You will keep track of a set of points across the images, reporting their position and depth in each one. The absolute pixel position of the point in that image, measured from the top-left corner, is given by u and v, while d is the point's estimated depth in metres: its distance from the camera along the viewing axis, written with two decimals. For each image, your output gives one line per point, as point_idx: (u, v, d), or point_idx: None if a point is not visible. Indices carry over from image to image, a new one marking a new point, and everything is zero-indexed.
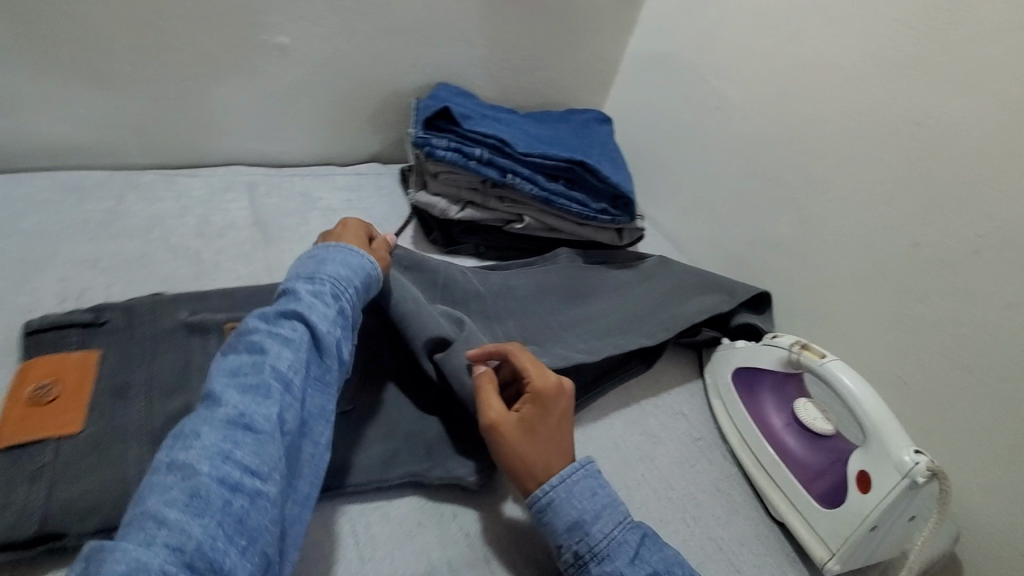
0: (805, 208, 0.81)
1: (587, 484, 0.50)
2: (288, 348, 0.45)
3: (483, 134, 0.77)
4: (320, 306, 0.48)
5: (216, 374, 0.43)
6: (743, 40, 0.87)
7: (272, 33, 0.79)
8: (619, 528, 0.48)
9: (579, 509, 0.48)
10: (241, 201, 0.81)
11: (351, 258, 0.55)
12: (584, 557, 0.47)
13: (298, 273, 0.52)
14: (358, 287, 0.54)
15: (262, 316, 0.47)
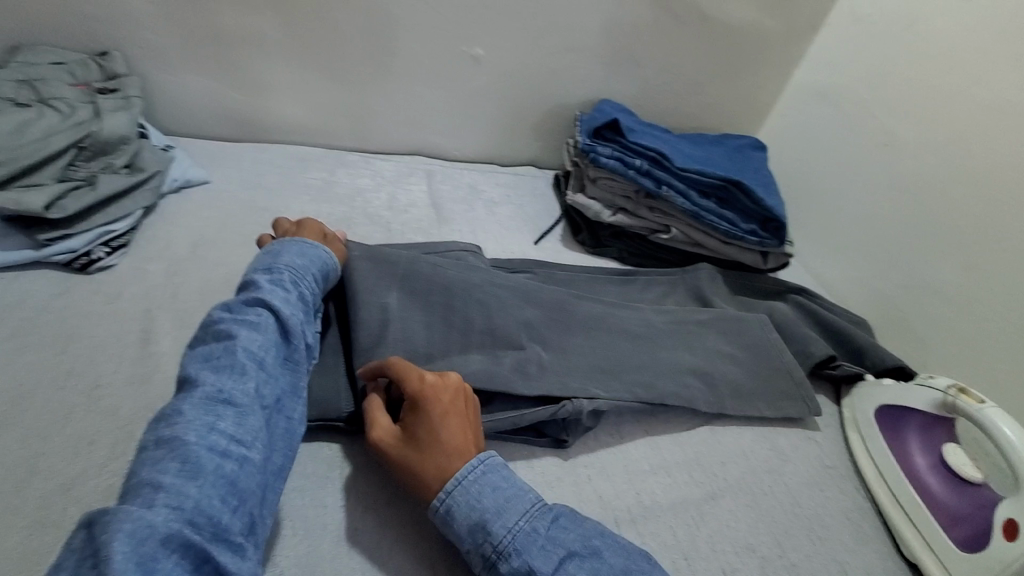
0: (978, 258, 0.77)
1: (479, 482, 0.48)
2: (257, 330, 0.50)
3: (645, 147, 0.83)
4: (280, 293, 0.54)
5: (188, 362, 0.47)
6: (926, 79, 0.85)
7: (469, 45, 0.93)
8: (525, 517, 0.47)
9: (473, 509, 0.47)
10: (421, 185, 0.95)
11: (301, 248, 0.61)
12: (495, 556, 0.45)
13: (258, 268, 0.57)
14: (315, 276, 0.59)
15: (227, 308, 0.51)
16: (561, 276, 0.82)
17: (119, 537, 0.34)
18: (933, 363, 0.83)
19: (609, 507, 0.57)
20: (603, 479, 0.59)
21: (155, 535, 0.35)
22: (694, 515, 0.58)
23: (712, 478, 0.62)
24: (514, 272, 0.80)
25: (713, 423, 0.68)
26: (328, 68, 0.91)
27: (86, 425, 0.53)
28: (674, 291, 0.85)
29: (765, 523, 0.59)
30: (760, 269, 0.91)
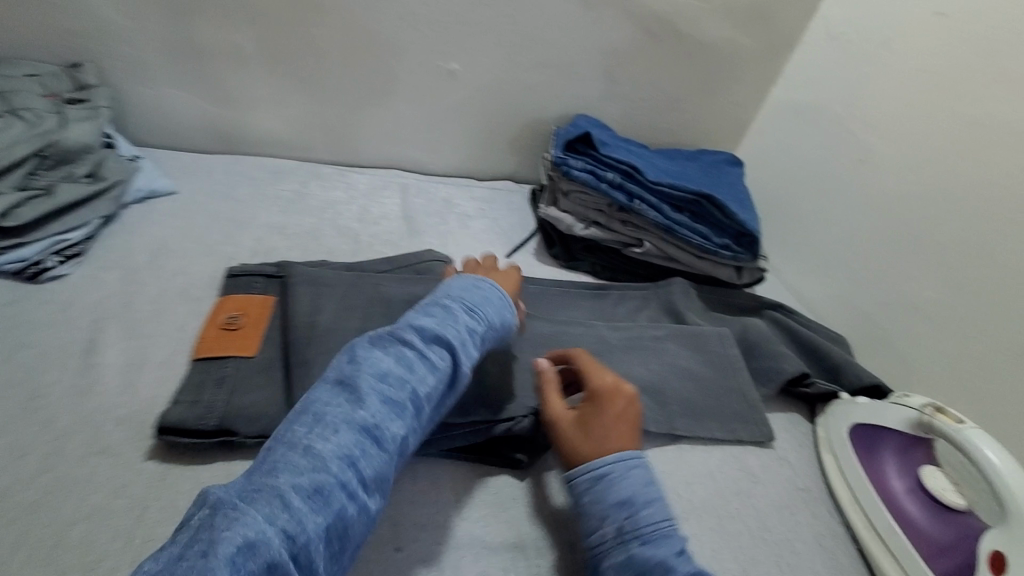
0: (955, 274, 0.76)
1: (645, 476, 0.51)
2: (432, 375, 0.48)
3: (618, 160, 0.83)
4: (469, 345, 0.52)
5: (363, 370, 0.46)
6: (902, 95, 0.84)
7: (446, 60, 0.93)
8: (669, 521, 0.49)
9: (636, 491, 0.49)
10: (395, 198, 0.94)
11: (503, 305, 0.58)
12: (627, 533, 0.47)
13: (461, 301, 0.55)
14: (495, 333, 0.56)
15: (418, 333, 0.50)
16: (531, 290, 0.80)
17: (230, 543, 0.35)
18: (910, 382, 0.81)
19: (568, 531, 0.54)
20: (562, 500, 0.57)
21: (262, 555, 0.35)
22: None
23: (677, 500, 0.59)
24: None
25: (680, 442, 0.65)
26: (302, 80, 0.91)
27: (17, 439, 0.50)
28: (647, 307, 0.84)
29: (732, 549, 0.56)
30: (736, 284, 0.89)
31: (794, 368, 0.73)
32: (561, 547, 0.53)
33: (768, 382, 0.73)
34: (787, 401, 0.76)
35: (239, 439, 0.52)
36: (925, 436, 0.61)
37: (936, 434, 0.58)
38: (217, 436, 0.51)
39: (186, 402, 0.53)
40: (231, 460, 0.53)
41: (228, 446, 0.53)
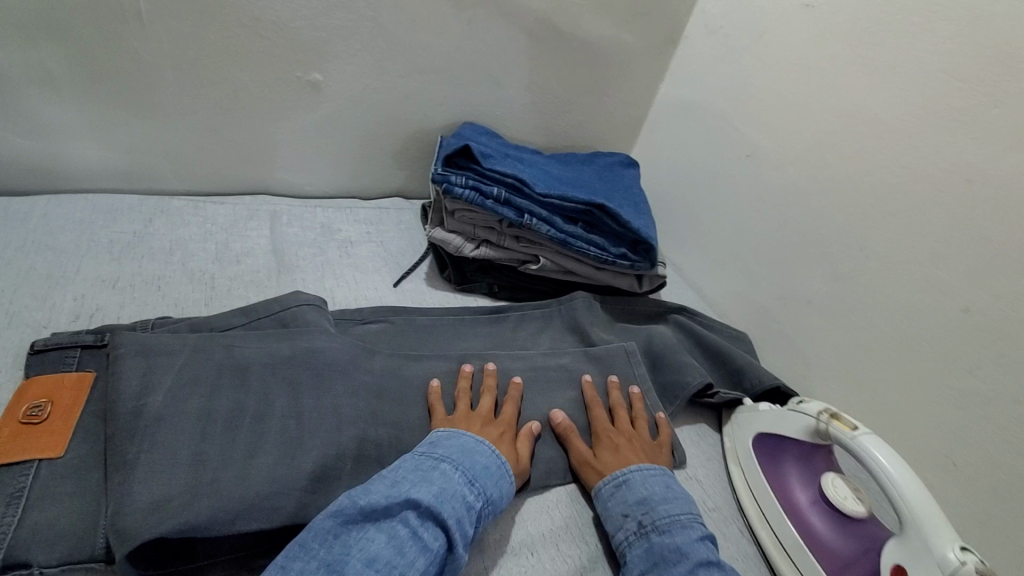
0: (839, 267, 0.76)
1: (665, 480, 0.58)
2: (423, 557, 0.44)
3: (502, 174, 0.77)
4: (465, 522, 0.48)
5: (353, 552, 0.43)
6: (778, 89, 0.84)
7: (305, 70, 0.83)
8: (684, 514, 0.54)
9: (654, 491, 0.56)
10: (263, 229, 0.84)
11: (503, 473, 0.54)
12: (645, 526, 0.53)
13: (461, 467, 0.52)
14: (498, 508, 0.53)
15: (411, 507, 0.46)
16: (419, 323, 0.73)
17: None
18: (809, 376, 0.81)
19: None
20: None
21: None
22: None
23: (580, 548, 0.56)
24: (364, 323, 0.70)
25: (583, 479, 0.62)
26: (130, 101, 0.77)
27: None
28: (550, 327, 0.79)
29: None
30: (637, 292, 0.87)
31: (699, 380, 0.71)
32: None
33: (673, 399, 0.71)
34: (695, 413, 0.74)
35: (37, 571, 0.41)
36: (824, 443, 0.60)
37: (832, 441, 0.57)
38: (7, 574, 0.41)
39: None
40: None
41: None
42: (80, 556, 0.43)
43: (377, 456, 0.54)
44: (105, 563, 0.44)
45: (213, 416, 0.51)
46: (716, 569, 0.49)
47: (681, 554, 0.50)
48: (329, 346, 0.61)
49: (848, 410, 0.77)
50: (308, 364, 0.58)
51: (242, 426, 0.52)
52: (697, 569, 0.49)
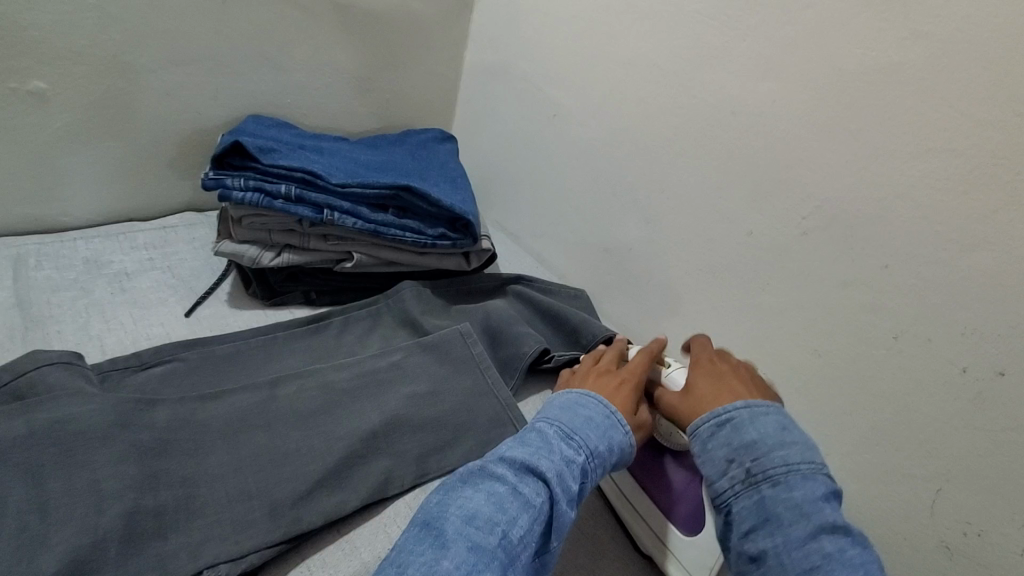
0: (648, 211, 0.79)
1: (781, 420, 0.51)
2: (525, 512, 0.44)
3: (287, 168, 0.69)
4: (567, 476, 0.47)
5: (452, 510, 0.43)
6: (567, 43, 0.83)
7: (17, 78, 0.67)
8: (807, 464, 0.48)
9: (767, 435, 0.50)
10: (0, 279, 0.67)
11: (608, 425, 0.54)
12: (756, 479, 0.48)
13: (558, 425, 0.52)
14: (607, 461, 0.52)
15: (507, 463, 0.47)
16: (221, 353, 0.64)
17: None
18: (642, 319, 0.84)
19: None
20: None
21: None
22: None
23: None
24: (143, 369, 0.59)
25: (427, 482, 0.58)
26: None
27: None
28: (379, 325, 0.74)
29: None
30: (468, 270, 0.84)
31: (535, 347, 0.70)
32: None
33: (513, 372, 0.70)
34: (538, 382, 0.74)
35: None
36: None
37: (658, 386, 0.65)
38: None
39: None
40: None
41: None
42: None
43: (161, 527, 0.45)
44: None
45: None
46: (843, 536, 0.44)
47: (801, 519, 0.45)
48: (86, 412, 0.50)
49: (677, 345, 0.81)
50: (56, 441, 0.47)
51: None
52: (819, 535, 0.43)
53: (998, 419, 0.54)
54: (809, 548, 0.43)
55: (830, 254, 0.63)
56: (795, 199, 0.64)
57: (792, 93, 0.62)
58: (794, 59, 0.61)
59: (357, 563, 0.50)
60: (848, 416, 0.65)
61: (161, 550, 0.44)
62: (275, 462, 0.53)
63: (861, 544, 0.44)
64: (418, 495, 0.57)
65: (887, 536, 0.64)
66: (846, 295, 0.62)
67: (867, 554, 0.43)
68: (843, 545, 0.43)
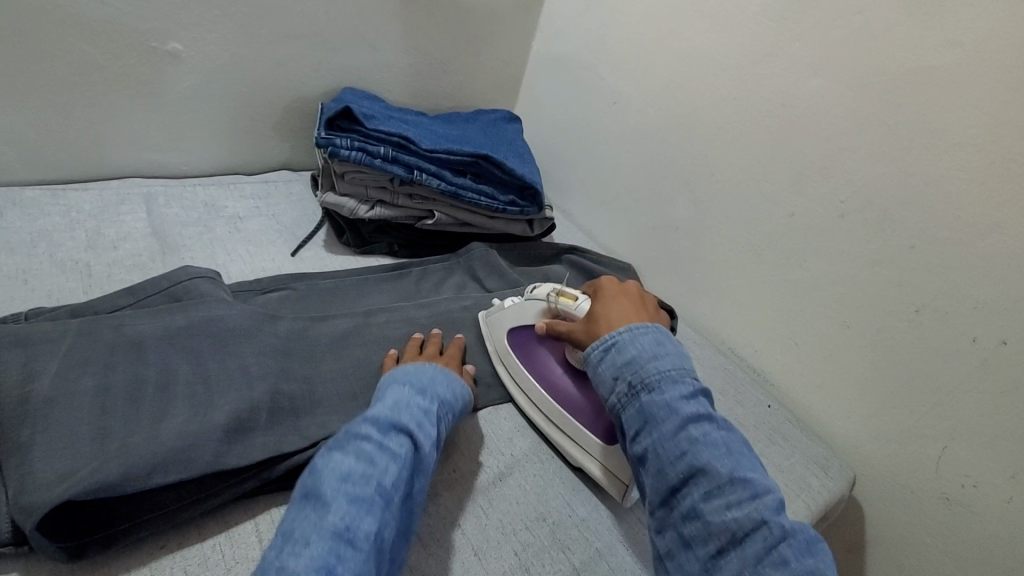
0: (696, 192, 0.88)
1: (660, 341, 0.56)
2: (394, 462, 0.47)
3: (386, 132, 0.79)
4: (426, 425, 0.52)
5: (327, 473, 0.46)
6: (633, 36, 0.92)
7: (162, 40, 0.78)
8: (678, 370, 0.53)
9: (644, 351, 0.55)
10: (138, 212, 0.79)
11: (449, 378, 0.58)
12: (641, 393, 0.53)
13: (410, 383, 0.56)
14: (453, 409, 0.57)
15: (372, 423, 0.50)
16: (322, 286, 0.74)
17: None
18: (683, 291, 0.93)
19: None
20: None
21: None
22: (482, 503, 0.56)
23: (499, 458, 0.61)
24: (264, 292, 0.70)
25: (499, 403, 0.68)
26: None
27: None
28: (453, 276, 0.84)
29: (552, 490, 0.59)
30: (530, 237, 0.93)
31: None
32: None
33: None
34: None
35: None
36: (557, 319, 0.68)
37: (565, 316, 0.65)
38: None
39: None
40: None
41: None
42: None
43: (294, 409, 0.56)
44: (16, 545, 0.43)
45: (113, 395, 0.50)
46: (705, 422, 0.50)
47: (672, 416, 0.51)
48: (229, 315, 0.60)
49: (714, 316, 0.89)
50: (210, 333, 0.58)
51: (148, 400, 0.51)
52: (687, 425, 0.50)
53: (1003, 384, 0.61)
54: (681, 437, 0.49)
55: (861, 235, 0.71)
56: (832, 184, 0.72)
57: (838, 88, 0.70)
58: (842, 60, 0.69)
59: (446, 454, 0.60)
60: (869, 381, 0.73)
61: (297, 423, 0.55)
62: (376, 373, 0.63)
63: (720, 426, 0.51)
64: (492, 414, 0.66)
65: (898, 491, 0.72)
66: (874, 272, 0.70)
67: (727, 437, 0.50)
68: (708, 432, 0.50)
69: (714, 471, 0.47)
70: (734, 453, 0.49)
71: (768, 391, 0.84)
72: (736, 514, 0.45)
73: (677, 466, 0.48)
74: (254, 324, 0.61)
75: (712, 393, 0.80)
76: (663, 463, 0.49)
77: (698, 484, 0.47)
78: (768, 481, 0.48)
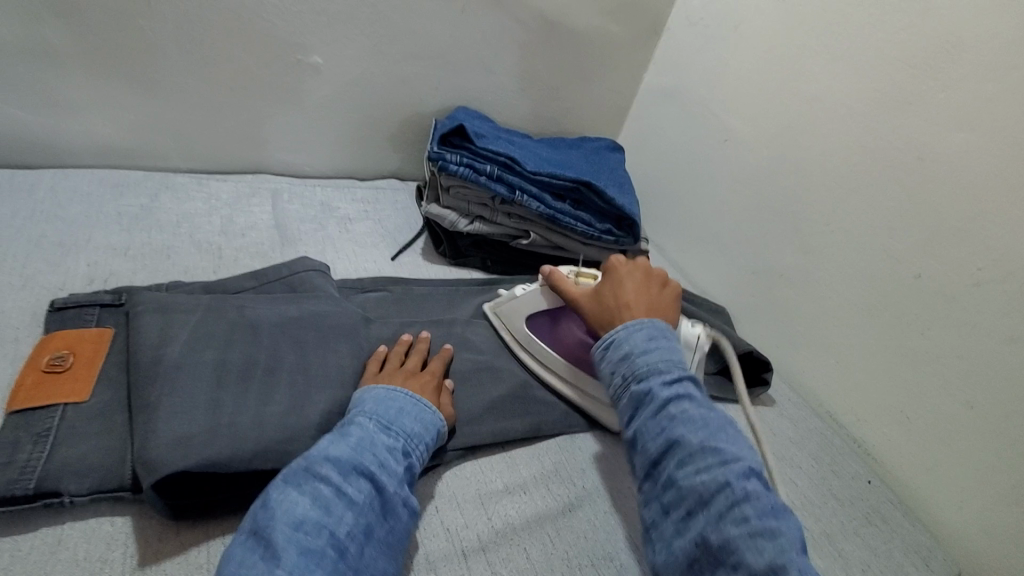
0: (807, 239, 0.83)
1: (653, 334, 0.57)
2: (351, 510, 0.45)
3: (494, 152, 0.81)
4: (390, 464, 0.50)
5: (279, 516, 0.43)
6: (752, 75, 0.90)
7: (306, 53, 0.86)
8: (666, 363, 0.54)
9: (637, 346, 0.55)
10: (265, 205, 0.87)
11: (419, 408, 0.56)
12: (627, 379, 0.54)
13: (377, 416, 0.53)
14: (425, 445, 0.54)
15: (333, 463, 0.47)
16: (417, 292, 0.78)
17: None
18: (780, 342, 0.88)
19: (461, 539, 0.52)
20: (455, 509, 0.55)
21: None
22: (549, 531, 0.55)
23: (569, 488, 0.60)
24: (365, 292, 0.75)
25: (574, 432, 0.67)
26: (132, 76, 0.79)
27: None
28: None
29: (623, 529, 0.57)
30: None
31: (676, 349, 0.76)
32: (454, 558, 0.50)
33: None
34: None
35: (68, 498, 0.45)
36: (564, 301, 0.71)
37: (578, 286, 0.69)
38: (40, 499, 0.44)
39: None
40: (65, 521, 0.45)
41: (59, 507, 0.45)
42: (105, 487, 0.46)
43: None
44: (133, 492, 0.47)
45: (228, 369, 0.55)
46: (688, 404, 0.50)
47: (653, 398, 0.51)
48: (334, 310, 0.65)
49: (812, 373, 0.83)
50: (316, 324, 0.62)
51: (255, 379, 0.55)
52: (669, 410, 0.50)
53: None
54: (659, 417, 0.50)
55: (999, 308, 0.63)
56: (969, 247, 0.65)
57: (985, 145, 0.64)
58: (992, 115, 0.63)
59: (518, 476, 0.60)
60: (992, 472, 0.64)
61: None
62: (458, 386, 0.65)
63: (706, 410, 0.50)
64: (567, 443, 0.66)
65: None
66: (1013, 351, 0.62)
67: (708, 413, 0.50)
68: (686, 408, 0.50)
69: (688, 445, 0.48)
70: (711, 426, 0.49)
71: (869, 465, 0.76)
72: (703, 477, 0.46)
73: (655, 441, 0.49)
74: (353, 322, 0.65)
75: (804, 457, 0.74)
76: (643, 438, 0.50)
77: (673, 455, 0.48)
78: (745, 451, 0.48)
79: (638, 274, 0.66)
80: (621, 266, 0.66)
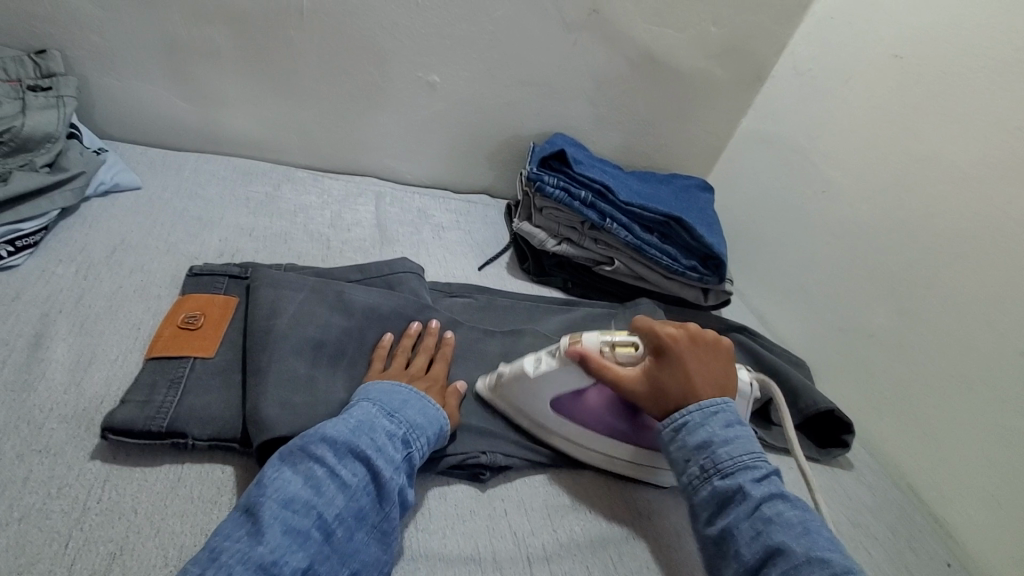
0: (904, 302, 0.79)
1: (727, 418, 0.55)
2: (342, 494, 0.46)
3: (591, 179, 0.84)
4: (388, 450, 0.50)
5: (269, 493, 0.45)
6: (860, 129, 0.88)
7: (425, 72, 0.92)
8: (748, 455, 0.53)
9: (715, 433, 0.54)
10: (370, 205, 0.94)
11: (423, 401, 0.56)
12: (707, 470, 0.52)
13: (381, 403, 0.54)
14: (430, 436, 0.54)
15: (328, 445, 0.48)
16: (501, 303, 0.81)
17: None
18: (863, 405, 0.84)
19: (527, 546, 0.54)
20: (523, 517, 0.57)
21: None
22: (612, 554, 0.55)
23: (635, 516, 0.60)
24: (454, 296, 0.79)
25: None
26: (274, 80, 0.88)
27: None
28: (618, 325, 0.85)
29: (685, 565, 0.56)
30: (701, 305, 0.92)
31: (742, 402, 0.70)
32: (519, 562, 0.52)
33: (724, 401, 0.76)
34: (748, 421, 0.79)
35: (190, 441, 0.50)
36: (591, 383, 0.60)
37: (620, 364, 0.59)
38: (169, 438, 0.49)
39: (136, 402, 0.51)
40: (184, 461, 0.51)
41: (182, 448, 0.51)
42: (220, 438, 0.51)
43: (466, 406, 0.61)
44: (242, 445, 0.52)
45: (332, 349, 0.60)
46: (779, 501, 0.49)
47: (745, 496, 0.50)
48: (428, 308, 0.69)
49: (897, 442, 0.79)
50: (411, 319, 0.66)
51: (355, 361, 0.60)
52: (761, 508, 0.49)
53: None
54: (754, 517, 0.49)
55: None
56: None
57: None
58: None
59: (586, 495, 0.61)
60: None
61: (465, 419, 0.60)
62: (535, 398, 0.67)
63: (797, 508, 0.50)
64: None
65: None
66: None
67: (801, 513, 0.49)
68: (779, 508, 0.49)
69: (791, 551, 0.46)
70: (810, 531, 0.48)
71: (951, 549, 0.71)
72: None
73: (752, 546, 0.48)
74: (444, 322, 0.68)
75: (880, 528, 0.71)
76: (737, 539, 0.48)
77: (776, 564, 0.46)
78: (847, 557, 0.47)
79: (695, 347, 0.59)
80: (676, 343, 0.58)
